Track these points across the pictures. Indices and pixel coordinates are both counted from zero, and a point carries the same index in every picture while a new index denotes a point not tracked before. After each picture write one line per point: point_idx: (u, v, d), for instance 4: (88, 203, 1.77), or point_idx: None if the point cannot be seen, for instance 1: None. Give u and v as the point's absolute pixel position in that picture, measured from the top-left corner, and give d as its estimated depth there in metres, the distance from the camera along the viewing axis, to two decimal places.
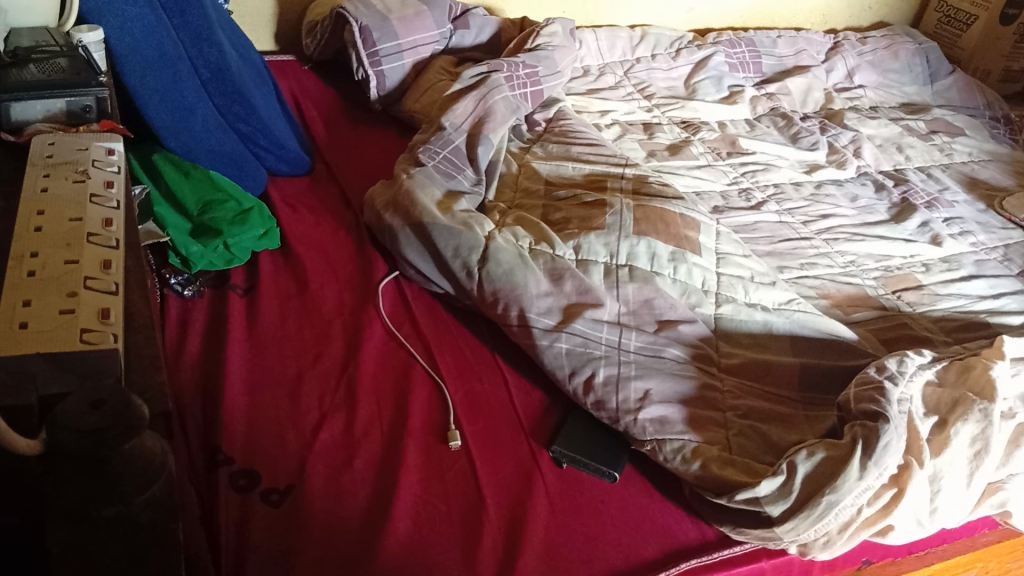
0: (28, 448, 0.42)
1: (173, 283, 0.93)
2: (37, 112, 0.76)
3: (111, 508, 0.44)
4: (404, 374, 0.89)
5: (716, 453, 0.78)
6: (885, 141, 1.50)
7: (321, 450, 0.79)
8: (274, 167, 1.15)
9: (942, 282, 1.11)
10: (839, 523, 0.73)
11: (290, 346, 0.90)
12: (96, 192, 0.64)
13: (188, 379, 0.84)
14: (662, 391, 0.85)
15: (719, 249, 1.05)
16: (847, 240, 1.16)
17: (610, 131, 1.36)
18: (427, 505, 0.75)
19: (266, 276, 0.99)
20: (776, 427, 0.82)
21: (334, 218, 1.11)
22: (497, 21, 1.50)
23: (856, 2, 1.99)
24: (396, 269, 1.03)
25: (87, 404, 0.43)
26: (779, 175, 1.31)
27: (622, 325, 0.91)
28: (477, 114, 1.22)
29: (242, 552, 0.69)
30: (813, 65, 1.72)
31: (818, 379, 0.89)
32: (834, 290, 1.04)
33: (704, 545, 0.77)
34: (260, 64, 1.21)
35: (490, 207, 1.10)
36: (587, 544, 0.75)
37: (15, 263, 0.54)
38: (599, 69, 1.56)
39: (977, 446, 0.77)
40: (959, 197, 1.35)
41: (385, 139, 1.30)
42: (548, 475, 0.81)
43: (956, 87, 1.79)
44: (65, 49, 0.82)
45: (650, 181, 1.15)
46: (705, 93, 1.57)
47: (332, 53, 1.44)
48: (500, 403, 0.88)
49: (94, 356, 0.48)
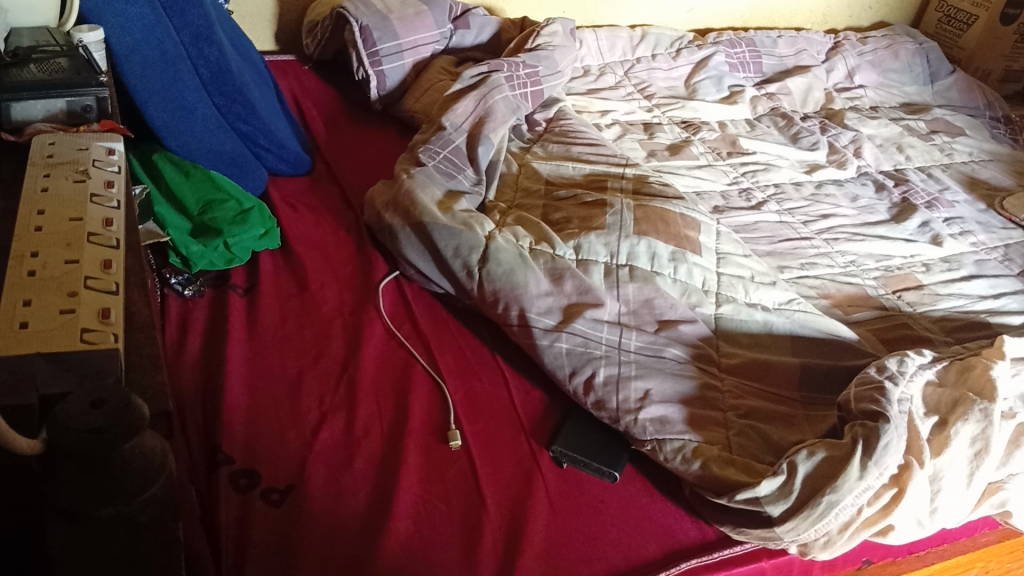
0: (29, 447, 0.42)
1: (173, 283, 0.93)
2: (37, 112, 0.77)
3: (111, 507, 0.45)
4: (404, 374, 0.89)
5: (716, 453, 0.78)
6: (885, 141, 1.50)
7: (321, 450, 0.79)
8: (274, 167, 1.15)
9: (942, 283, 1.11)
10: (840, 523, 0.73)
11: (291, 346, 0.90)
12: (96, 191, 0.64)
13: (188, 379, 0.84)
14: (663, 391, 0.85)
15: (719, 249, 1.05)
16: (847, 240, 1.16)
17: (610, 131, 1.36)
18: (428, 505, 0.75)
19: (267, 276, 0.99)
20: (777, 427, 0.82)
21: (334, 218, 1.11)
22: (498, 21, 1.50)
23: (857, 2, 1.99)
24: (396, 269, 1.03)
25: (87, 404, 0.43)
26: (779, 175, 1.31)
27: (623, 325, 0.91)
28: (477, 114, 1.22)
29: (243, 551, 0.69)
30: (813, 65, 1.72)
31: (818, 379, 0.89)
32: (834, 290, 1.04)
33: (703, 545, 0.77)
34: (260, 64, 1.21)
35: (490, 207, 1.10)
36: (587, 544, 0.75)
37: (15, 262, 0.54)
38: (599, 69, 1.56)
39: (978, 446, 0.77)
40: (959, 197, 1.35)
41: (385, 139, 1.30)
42: (548, 474, 0.81)
43: (956, 87, 1.79)
44: (66, 49, 0.82)
45: (650, 181, 1.15)
46: (705, 93, 1.57)
47: (333, 53, 1.44)
48: (500, 403, 0.88)
49: (95, 356, 0.48)
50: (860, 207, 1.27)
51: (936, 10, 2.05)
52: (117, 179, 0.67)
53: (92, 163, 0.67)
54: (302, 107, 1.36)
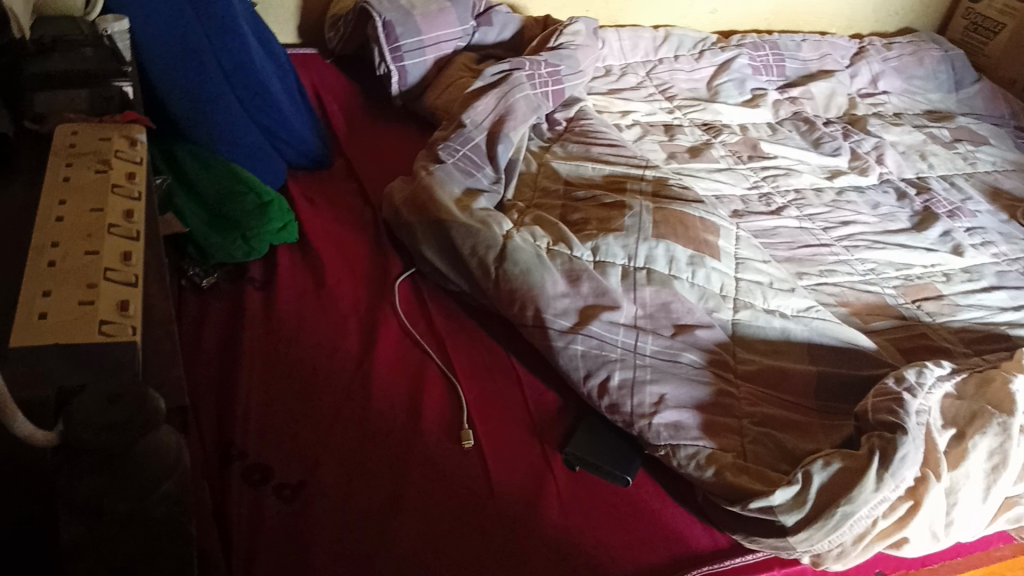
0: (45, 440, 0.42)
1: (190, 275, 0.94)
2: (60, 102, 0.76)
3: (126, 502, 0.44)
4: (418, 371, 0.89)
5: (729, 461, 0.78)
6: (908, 148, 1.49)
7: (334, 446, 0.79)
8: (294, 161, 1.15)
9: (963, 293, 1.10)
10: (854, 534, 0.72)
11: (306, 340, 0.90)
12: (118, 182, 0.64)
13: (203, 371, 0.84)
14: (677, 397, 0.84)
15: (738, 254, 1.04)
16: (867, 248, 1.15)
17: (631, 132, 1.35)
18: (439, 505, 0.75)
19: (284, 270, 0.99)
20: (793, 436, 0.82)
21: (353, 213, 1.11)
22: (521, 18, 1.49)
23: (883, 7, 1.98)
24: (413, 267, 1.03)
25: (103, 400, 0.43)
26: (800, 180, 1.30)
27: (639, 329, 0.91)
28: (499, 111, 1.22)
29: (254, 546, 0.70)
30: (837, 70, 1.71)
31: (834, 388, 0.88)
32: (853, 298, 1.04)
33: (715, 553, 0.77)
34: (283, 58, 1.21)
35: (508, 206, 1.10)
36: (598, 547, 0.75)
37: (36, 253, 0.54)
38: (621, 69, 1.55)
39: (995, 460, 0.76)
40: (982, 207, 1.34)
41: (405, 135, 1.30)
42: (560, 477, 0.81)
43: (980, 95, 1.77)
44: (91, 40, 0.83)
45: (670, 184, 1.14)
46: (727, 95, 1.56)
47: (355, 47, 1.44)
48: (513, 403, 0.88)
49: (112, 349, 0.48)
50: (882, 215, 1.25)
51: (962, 17, 2.03)
52: (138, 170, 0.67)
53: (115, 153, 0.67)
54: (324, 101, 1.36)
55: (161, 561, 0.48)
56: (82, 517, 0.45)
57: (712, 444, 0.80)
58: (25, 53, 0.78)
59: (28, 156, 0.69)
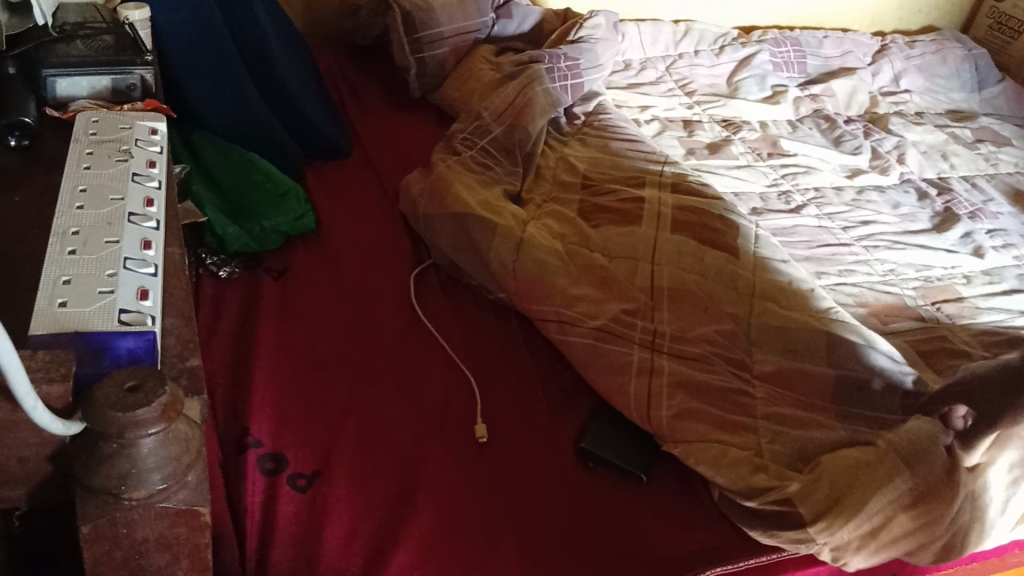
0: (62, 426, 0.43)
1: (208, 265, 0.93)
2: (83, 88, 0.77)
3: (141, 491, 0.44)
4: (434, 364, 0.89)
5: (746, 458, 0.78)
6: (929, 148, 1.47)
7: (349, 437, 0.79)
8: (312, 152, 1.14)
9: (983, 295, 1.08)
10: (872, 526, 0.70)
11: (323, 331, 0.90)
12: (139, 170, 0.64)
13: (219, 360, 0.84)
14: (693, 394, 0.84)
15: (759, 253, 0.99)
16: (887, 248, 1.14)
17: (650, 127, 1.35)
18: (453, 498, 0.75)
19: (301, 261, 0.99)
20: (812, 433, 0.80)
21: (370, 203, 1.11)
22: (540, 12, 1.47)
23: (906, 5, 1.96)
24: (430, 261, 1.03)
25: (123, 388, 0.43)
26: (819, 179, 1.29)
27: (656, 329, 0.89)
28: (517, 104, 1.22)
29: (268, 535, 0.70)
30: (859, 67, 1.69)
31: (852, 390, 0.83)
32: (872, 299, 1.03)
33: (729, 551, 0.76)
34: (303, 48, 1.21)
35: (525, 200, 1.11)
36: (612, 544, 0.74)
37: (57, 239, 0.54)
38: (641, 64, 1.54)
39: None
40: (1004, 208, 1.32)
41: (423, 125, 1.30)
42: (575, 473, 0.80)
43: (1004, 96, 1.76)
44: (113, 27, 0.83)
45: (689, 180, 1.13)
46: (747, 91, 1.55)
47: (375, 37, 1.44)
48: (528, 398, 0.88)
49: (130, 337, 0.48)
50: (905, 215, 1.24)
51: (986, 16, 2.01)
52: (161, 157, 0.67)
53: (136, 139, 0.67)
54: (343, 93, 1.36)
55: (178, 550, 0.48)
56: (101, 504, 0.44)
57: (728, 440, 0.81)
58: (47, 39, 0.78)
59: (49, 143, 0.69)
